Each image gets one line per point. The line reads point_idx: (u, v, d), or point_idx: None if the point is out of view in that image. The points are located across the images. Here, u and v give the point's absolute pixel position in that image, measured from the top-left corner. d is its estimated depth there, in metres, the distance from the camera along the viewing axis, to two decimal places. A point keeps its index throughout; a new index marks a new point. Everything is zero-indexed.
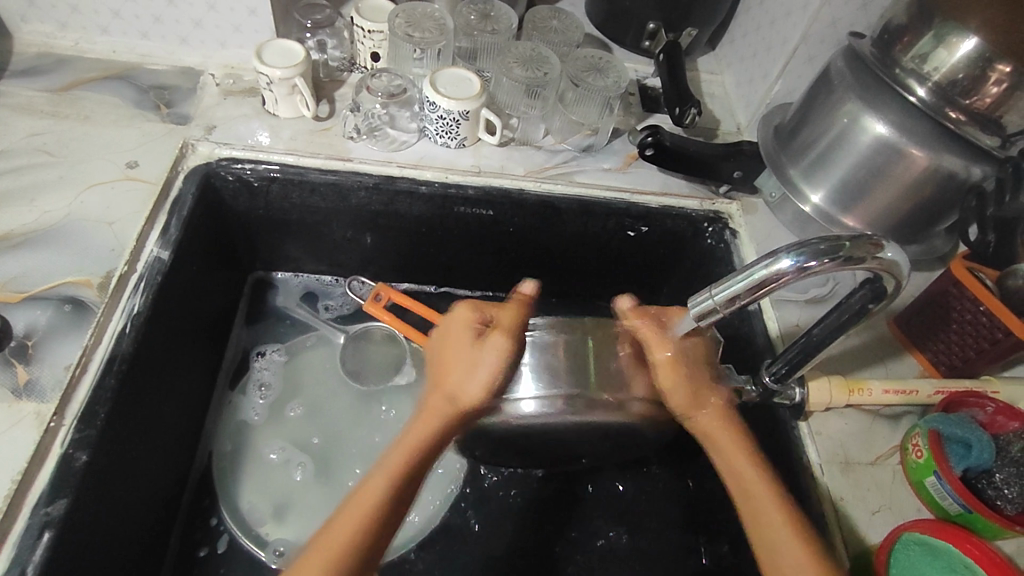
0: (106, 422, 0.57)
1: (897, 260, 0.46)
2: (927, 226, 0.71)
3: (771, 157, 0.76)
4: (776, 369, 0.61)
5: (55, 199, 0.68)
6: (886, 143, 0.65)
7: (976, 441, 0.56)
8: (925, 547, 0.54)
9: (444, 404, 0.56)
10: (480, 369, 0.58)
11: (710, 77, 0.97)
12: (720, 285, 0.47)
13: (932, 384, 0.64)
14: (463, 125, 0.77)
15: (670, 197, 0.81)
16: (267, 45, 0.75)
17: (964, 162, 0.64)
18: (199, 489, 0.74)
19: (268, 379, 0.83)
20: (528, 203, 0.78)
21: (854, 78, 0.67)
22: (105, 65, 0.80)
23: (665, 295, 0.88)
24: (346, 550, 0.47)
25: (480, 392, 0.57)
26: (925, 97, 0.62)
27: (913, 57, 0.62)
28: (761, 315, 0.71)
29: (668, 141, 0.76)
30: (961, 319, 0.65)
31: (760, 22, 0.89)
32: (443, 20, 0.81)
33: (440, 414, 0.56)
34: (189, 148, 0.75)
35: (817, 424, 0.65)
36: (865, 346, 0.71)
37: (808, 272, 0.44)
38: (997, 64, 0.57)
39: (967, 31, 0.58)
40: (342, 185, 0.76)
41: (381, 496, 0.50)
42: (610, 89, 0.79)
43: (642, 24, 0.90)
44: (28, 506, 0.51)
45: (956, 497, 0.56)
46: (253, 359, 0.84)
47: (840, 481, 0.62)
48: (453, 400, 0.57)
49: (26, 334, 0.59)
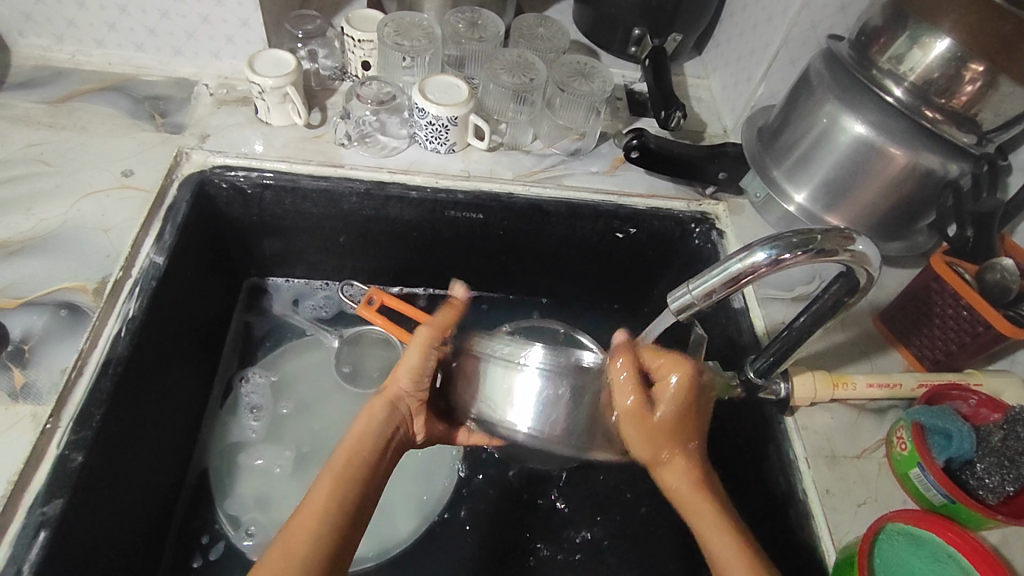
0: (101, 424, 0.58)
1: (869, 253, 0.47)
2: (908, 224, 0.72)
3: (754, 158, 0.78)
4: (761, 364, 0.62)
5: (52, 208, 0.70)
6: (865, 142, 0.66)
7: (956, 432, 0.57)
8: (908, 536, 0.55)
9: (381, 405, 0.58)
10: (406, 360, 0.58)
11: (696, 82, 0.98)
12: (696, 280, 0.48)
13: (914, 377, 0.65)
14: (452, 130, 0.78)
15: (658, 199, 0.82)
16: (260, 55, 0.77)
17: (941, 159, 0.65)
18: (194, 494, 0.75)
19: (258, 401, 0.82)
20: (516, 207, 0.79)
21: (832, 79, 0.68)
22: (102, 77, 0.82)
23: (656, 296, 0.89)
24: (319, 525, 0.50)
25: (410, 382, 0.58)
26: (902, 97, 0.64)
27: (889, 58, 0.64)
28: (748, 312, 0.72)
29: (653, 143, 0.78)
30: (943, 314, 0.66)
31: (743, 26, 0.90)
32: (431, 28, 0.83)
33: (378, 416, 0.57)
34: (183, 157, 0.76)
35: (803, 419, 0.66)
36: (851, 342, 0.72)
37: (781, 264, 0.45)
38: (970, 64, 0.59)
39: (940, 32, 0.60)
40: (334, 191, 0.77)
41: (326, 509, 0.50)
42: (596, 93, 0.80)
43: (628, 30, 0.91)
44: (24, 506, 0.52)
45: (939, 488, 0.57)
46: (237, 383, 0.83)
47: (826, 474, 0.63)
48: (386, 394, 0.58)
49: (23, 339, 0.60)
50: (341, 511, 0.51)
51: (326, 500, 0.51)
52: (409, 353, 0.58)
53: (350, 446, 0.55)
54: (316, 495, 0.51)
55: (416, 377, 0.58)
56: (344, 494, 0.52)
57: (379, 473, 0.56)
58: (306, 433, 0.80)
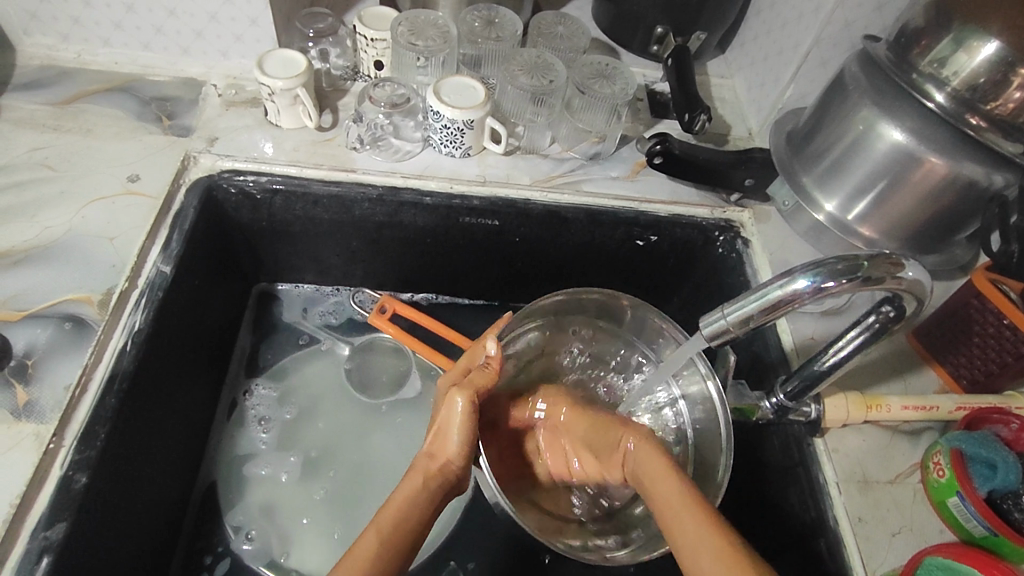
0: (106, 444, 0.56)
1: (919, 279, 0.44)
2: (946, 237, 0.69)
3: (783, 164, 0.74)
4: (792, 386, 0.59)
5: (56, 215, 0.68)
6: (904, 150, 0.63)
7: (1001, 462, 0.54)
8: (948, 570, 0.52)
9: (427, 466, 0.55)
10: (452, 424, 0.55)
11: (720, 82, 0.95)
12: (731, 305, 0.45)
13: (952, 400, 0.62)
14: (468, 134, 0.76)
15: (680, 206, 0.79)
16: (269, 55, 0.74)
17: (985, 169, 0.61)
18: (201, 511, 0.73)
19: (267, 412, 0.80)
20: (533, 214, 0.76)
21: (870, 84, 0.65)
22: (108, 77, 0.80)
23: (676, 306, 0.86)
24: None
25: (460, 451, 0.55)
26: (943, 103, 0.59)
27: (931, 61, 0.60)
28: (776, 327, 0.69)
29: (677, 149, 0.75)
30: (983, 333, 0.62)
31: (771, 24, 0.87)
32: (447, 27, 0.80)
33: (428, 484, 0.54)
34: (190, 161, 0.74)
35: (834, 441, 0.63)
36: (884, 359, 0.69)
37: (825, 293, 0.42)
38: (1019, 68, 0.55)
39: (988, 35, 0.56)
40: (345, 197, 0.75)
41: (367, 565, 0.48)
42: (617, 95, 0.77)
43: (650, 28, 0.88)
44: (26, 531, 0.50)
45: (980, 520, 0.54)
46: (247, 393, 0.81)
47: (858, 500, 0.60)
48: (435, 462, 0.55)
49: (26, 353, 0.58)
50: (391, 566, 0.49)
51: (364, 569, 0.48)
52: (455, 425, 0.55)
53: (401, 504, 0.53)
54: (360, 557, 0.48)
55: (465, 446, 0.55)
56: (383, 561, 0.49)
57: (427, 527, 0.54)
58: (315, 445, 0.78)
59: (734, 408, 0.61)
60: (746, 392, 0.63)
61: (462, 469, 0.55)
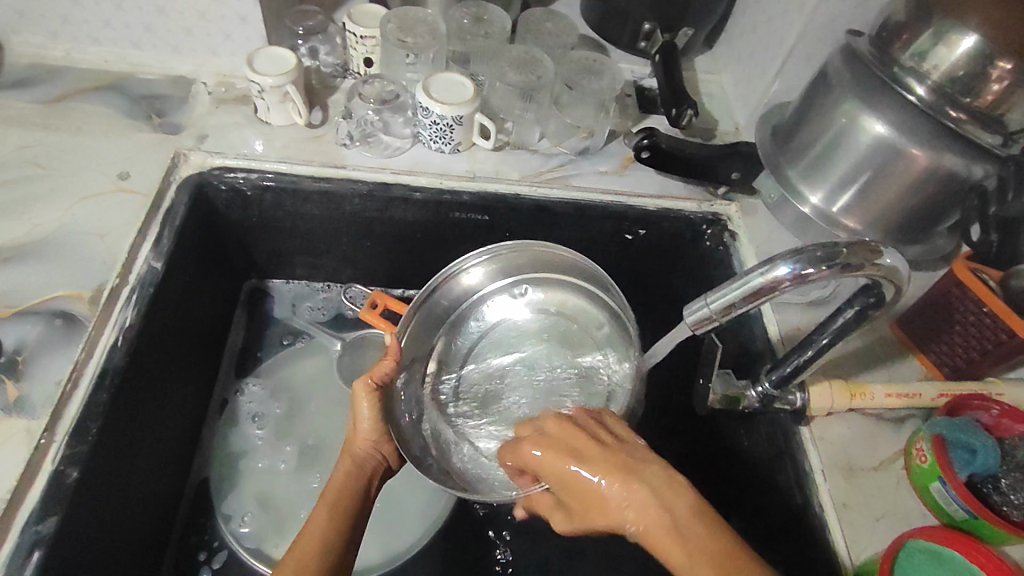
0: (97, 439, 0.56)
1: (896, 266, 0.45)
2: (928, 228, 0.70)
3: (768, 158, 0.75)
4: (777, 374, 0.60)
5: (46, 212, 0.68)
6: (887, 143, 0.64)
7: (981, 447, 0.55)
8: (930, 554, 0.53)
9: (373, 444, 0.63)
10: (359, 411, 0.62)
11: (707, 77, 0.96)
12: (715, 294, 0.46)
13: (935, 387, 0.63)
14: (457, 130, 0.76)
15: (669, 200, 0.79)
16: (259, 53, 0.75)
17: (966, 160, 0.62)
18: (195, 505, 0.74)
19: (260, 409, 0.81)
20: (523, 209, 0.77)
21: (852, 78, 0.66)
22: (97, 75, 0.80)
23: (665, 298, 0.87)
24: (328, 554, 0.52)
25: (371, 429, 0.62)
26: (924, 96, 0.61)
27: (912, 55, 0.61)
28: (762, 318, 0.70)
29: (664, 143, 0.76)
30: (964, 321, 0.64)
31: (757, 21, 0.88)
32: (436, 24, 0.81)
33: (361, 466, 0.60)
34: (180, 158, 0.74)
35: (819, 429, 0.64)
36: (868, 349, 0.70)
37: (805, 279, 0.43)
38: (997, 60, 0.56)
39: (967, 28, 0.57)
40: (336, 193, 0.75)
41: (322, 543, 0.52)
42: (605, 91, 0.78)
43: (638, 25, 0.88)
44: (18, 526, 0.50)
45: (961, 503, 0.55)
46: (239, 389, 0.82)
47: (843, 487, 0.61)
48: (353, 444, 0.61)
49: (17, 350, 0.59)
50: (348, 535, 0.54)
51: (320, 532, 0.53)
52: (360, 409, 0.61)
53: (342, 479, 0.58)
54: (309, 533, 0.53)
55: (373, 424, 0.62)
56: (335, 533, 0.53)
57: (369, 500, 0.60)
58: (307, 439, 0.79)
59: (721, 398, 0.62)
60: (733, 381, 0.63)
61: (379, 444, 0.62)
